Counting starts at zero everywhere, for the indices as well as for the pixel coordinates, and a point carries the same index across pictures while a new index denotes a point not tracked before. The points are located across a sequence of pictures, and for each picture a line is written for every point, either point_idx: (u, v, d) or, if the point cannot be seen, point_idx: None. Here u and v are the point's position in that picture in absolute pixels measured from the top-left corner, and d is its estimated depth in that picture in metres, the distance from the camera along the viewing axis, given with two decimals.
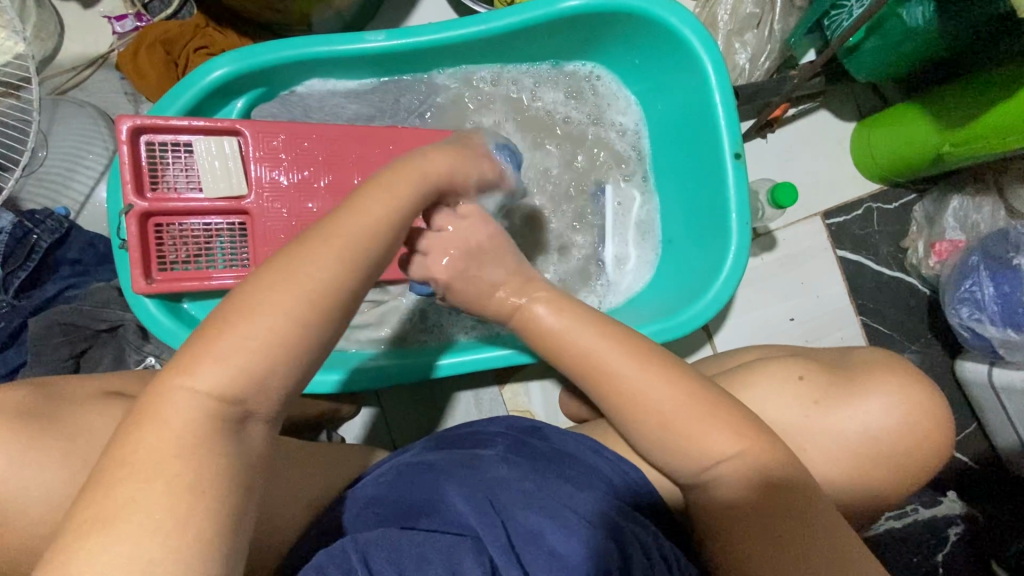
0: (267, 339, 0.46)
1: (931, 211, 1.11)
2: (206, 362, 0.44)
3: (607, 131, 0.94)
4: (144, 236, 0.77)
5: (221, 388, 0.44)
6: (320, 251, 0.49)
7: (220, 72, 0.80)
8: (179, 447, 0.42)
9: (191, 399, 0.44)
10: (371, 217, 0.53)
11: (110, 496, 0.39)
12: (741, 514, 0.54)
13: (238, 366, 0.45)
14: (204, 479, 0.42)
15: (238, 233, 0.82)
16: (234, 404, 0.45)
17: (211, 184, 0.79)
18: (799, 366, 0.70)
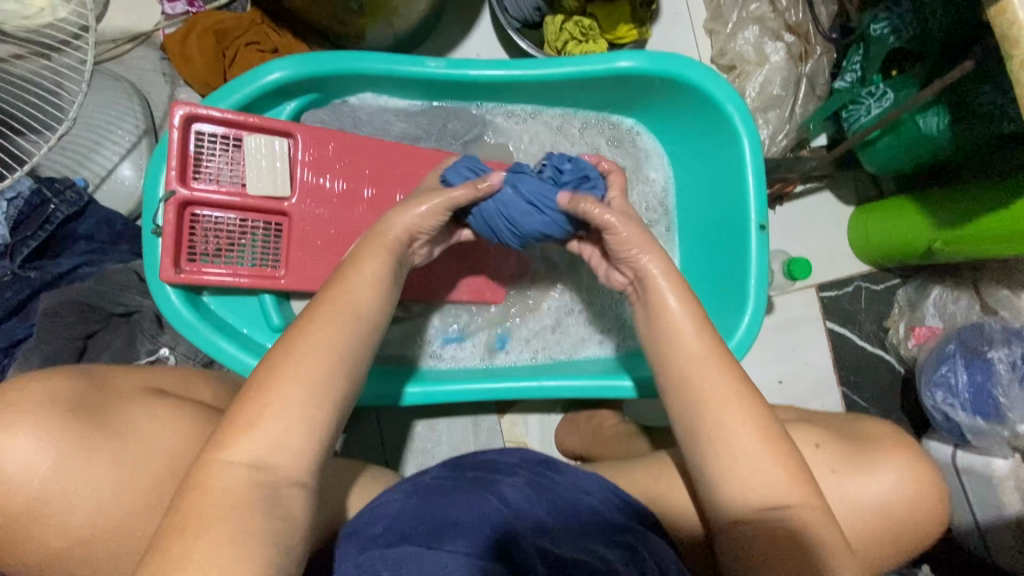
0: (293, 400, 0.52)
1: (912, 297, 1.20)
2: (239, 437, 0.50)
3: (638, 184, 1.00)
4: (179, 224, 0.76)
5: (255, 457, 0.50)
6: (323, 325, 0.57)
7: (279, 74, 0.81)
8: (231, 509, 0.47)
9: (230, 470, 0.49)
10: (364, 280, 0.62)
11: (181, 555, 0.45)
12: (761, 556, 0.57)
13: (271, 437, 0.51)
14: (252, 531, 0.47)
15: (272, 233, 0.81)
16: (266, 471, 0.50)
17: (255, 181, 0.79)
18: (816, 435, 0.74)
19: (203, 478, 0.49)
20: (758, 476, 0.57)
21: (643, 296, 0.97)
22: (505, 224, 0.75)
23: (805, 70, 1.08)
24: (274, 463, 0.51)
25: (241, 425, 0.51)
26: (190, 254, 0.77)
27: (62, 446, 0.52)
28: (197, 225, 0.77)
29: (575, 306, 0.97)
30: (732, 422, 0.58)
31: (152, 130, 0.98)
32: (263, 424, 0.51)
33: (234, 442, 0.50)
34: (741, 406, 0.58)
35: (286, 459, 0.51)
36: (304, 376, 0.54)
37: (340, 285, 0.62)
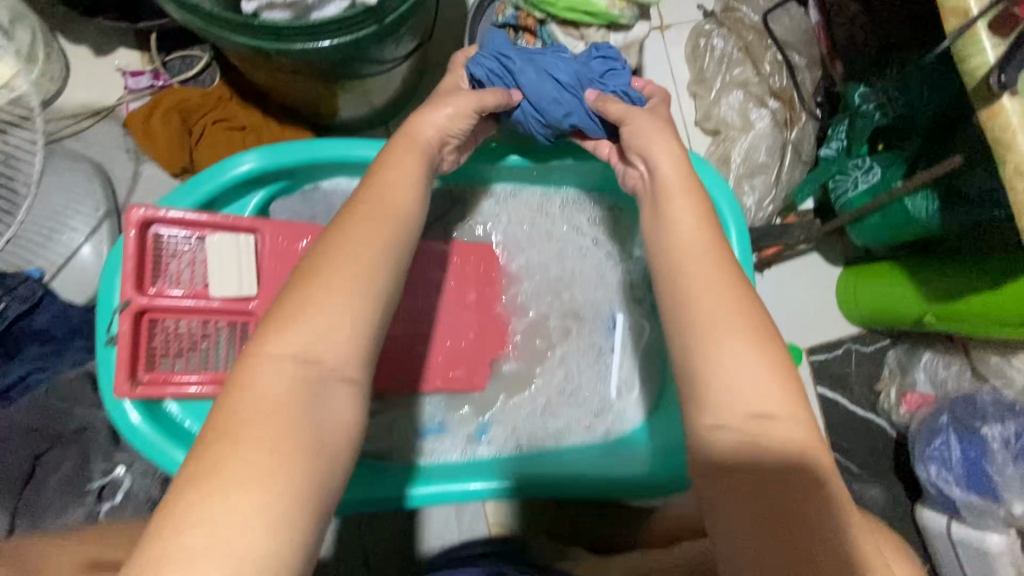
0: (338, 290, 0.48)
1: (903, 360, 1.18)
2: (283, 333, 0.45)
3: (622, 260, 0.96)
4: (137, 334, 0.71)
5: (298, 351, 0.45)
6: (360, 226, 0.52)
7: (246, 167, 0.78)
8: (265, 409, 0.42)
9: (274, 369, 0.44)
10: (391, 172, 0.59)
11: (216, 460, 0.39)
12: (729, 482, 0.46)
13: (313, 340, 0.46)
14: (288, 442, 0.41)
15: (238, 333, 0.77)
16: (312, 364, 0.45)
17: (218, 281, 0.75)
18: None
19: (247, 375, 0.44)
20: (745, 372, 0.48)
21: (628, 378, 0.95)
22: (532, 111, 0.73)
23: (790, 136, 1.06)
24: (320, 357, 0.46)
25: (287, 314, 0.46)
26: (149, 362, 0.73)
27: None
28: (158, 331, 0.73)
29: (559, 390, 0.94)
30: (728, 354, 0.48)
31: (115, 211, 0.94)
32: (311, 318, 0.47)
33: (282, 335, 0.46)
34: (745, 333, 0.49)
35: (332, 350, 0.46)
36: (343, 273, 0.49)
37: (381, 178, 0.58)
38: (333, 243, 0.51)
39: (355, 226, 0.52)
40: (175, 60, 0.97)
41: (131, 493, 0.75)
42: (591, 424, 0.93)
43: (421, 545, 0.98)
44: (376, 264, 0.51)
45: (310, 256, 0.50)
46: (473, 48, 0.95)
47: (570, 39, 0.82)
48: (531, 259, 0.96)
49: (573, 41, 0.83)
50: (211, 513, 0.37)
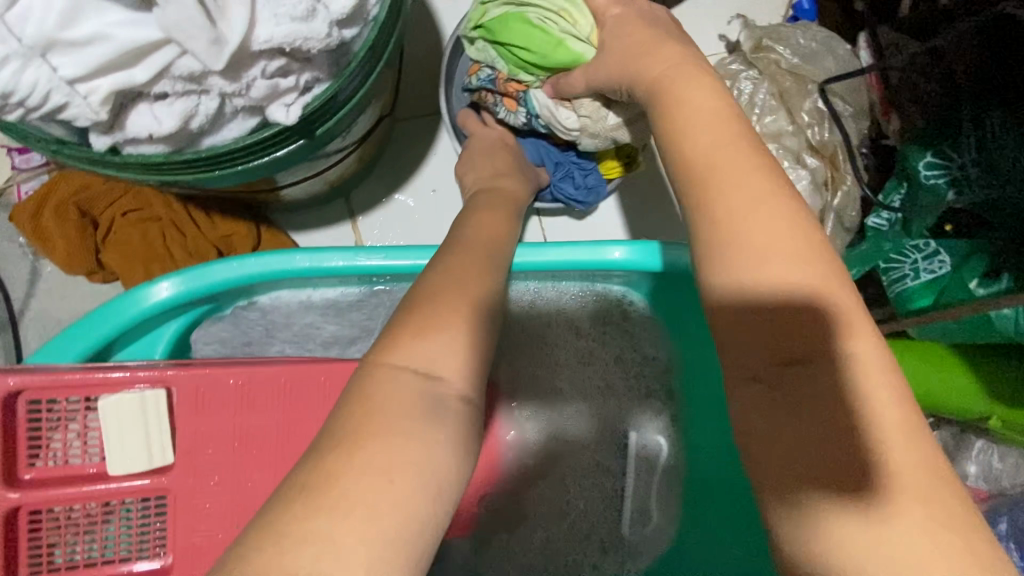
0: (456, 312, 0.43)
1: (951, 445, 1.03)
2: (414, 339, 0.40)
3: (633, 365, 0.79)
4: (13, 536, 0.55)
5: (428, 361, 0.39)
6: (466, 257, 0.51)
7: (158, 299, 0.61)
8: (403, 413, 0.36)
9: (400, 374, 0.38)
10: (493, 215, 0.60)
11: (327, 472, 0.32)
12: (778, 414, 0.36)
13: (443, 343, 0.40)
14: (415, 455, 0.34)
15: (149, 511, 0.60)
16: (436, 379, 0.39)
17: (116, 455, 0.57)
18: None
19: (375, 380, 0.38)
20: (807, 299, 0.37)
21: (642, 505, 0.80)
22: None
23: (833, 202, 0.87)
24: (444, 374, 0.39)
25: (411, 331, 0.41)
26: (35, 565, 0.56)
27: None
28: (45, 523, 0.57)
29: (563, 522, 0.78)
30: (811, 293, 0.37)
31: (11, 322, 0.77)
32: (432, 339, 0.40)
33: (407, 347, 0.39)
34: (800, 260, 0.38)
35: (456, 368, 0.40)
36: (445, 306, 0.43)
37: (476, 223, 0.57)
38: (436, 277, 0.47)
39: (458, 256, 0.50)
40: None
41: None
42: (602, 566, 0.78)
43: None
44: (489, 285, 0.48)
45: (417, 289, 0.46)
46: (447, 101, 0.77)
47: (558, 105, 0.65)
48: (524, 372, 0.78)
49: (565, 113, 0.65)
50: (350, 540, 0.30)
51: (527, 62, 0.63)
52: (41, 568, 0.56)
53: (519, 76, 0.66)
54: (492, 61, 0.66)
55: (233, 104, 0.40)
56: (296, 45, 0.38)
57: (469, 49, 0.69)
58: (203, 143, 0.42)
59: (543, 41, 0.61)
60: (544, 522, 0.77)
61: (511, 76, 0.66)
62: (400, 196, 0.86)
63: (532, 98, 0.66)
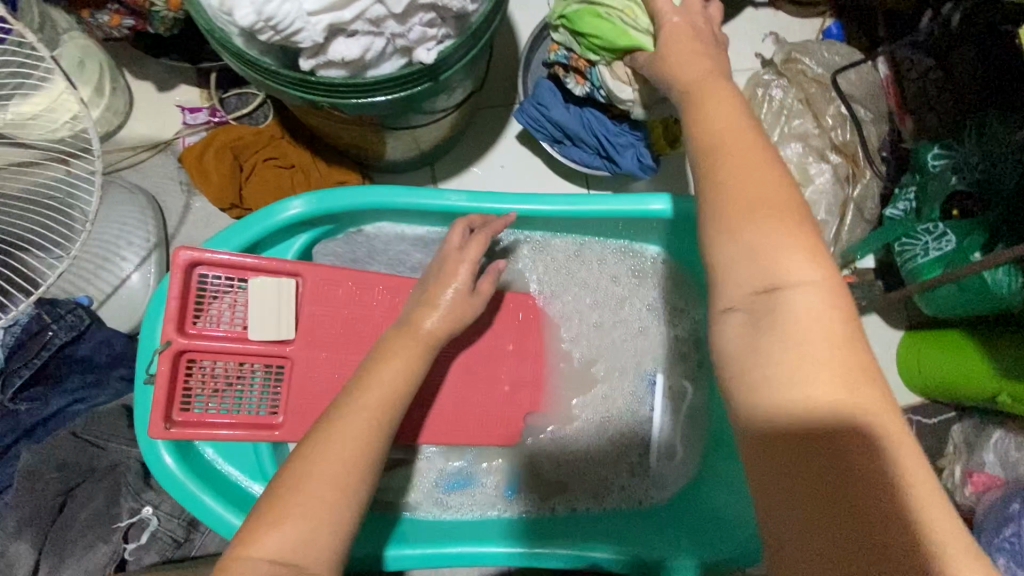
0: (323, 514, 0.53)
1: (970, 436, 1.08)
2: (271, 532, 0.51)
3: (667, 318, 0.91)
4: (175, 375, 0.71)
5: (281, 553, 0.50)
6: (353, 422, 0.59)
7: (292, 213, 0.78)
8: None
9: (254, 566, 0.50)
10: (408, 360, 0.66)
11: None
12: (763, 395, 0.45)
13: (296, 534, 0.51)
14: None
15: (273, 375, 0.76)
16: (289, 567, 0.50)
17: (257, 323, 0.74)
18: None
19: (238, 567, 0.50)
20: (769, 258, 0.47)
21: (668, 441, 0.90)
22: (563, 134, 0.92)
23: (853, 193, 0.99)
24: (298, 558, 0.51)
25: (270, 520, 0.52)
26: (184, 405, 0.72)
27: None
28: (196, 373, 0.73)
29: (598, 442, 0.89)
30: (788, 262, 0.46)
31: (164, 241, 0.96)
32: (285, 528, 0.51)
33: (263, 537, 0.51)
34: (774, 225, 0.47)
35: (309, 555, 0.51)
36: (301, 516, 0.52)
37: (381, 376, 0.63)
38: (318, 458, 0.55)
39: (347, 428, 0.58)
40: (232, 97, 0.99)
41: (158, 534, 0.71)
42: (628, 488, 0.89)
43: None
44: (371, 417, 0.58)
45: (293, 479, 0.54)
46: (526, 78, 0.95)
47: (618, 82, 0.80)
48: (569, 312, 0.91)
49: (621, 85, 0.80)
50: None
51: (596, 46, 0.78)
52: (189, 408, 0.72)
53: (589, 56, 0.80)
54: (569, 44, 0.82)
55: (394, 45, 0.59)
56: (445, 4, 0.57)
57: (553, 32, 0.85)
58: (369, 73, 0.60)
59: (609, 29, 0.74)
60: (579, 441, 0.89)
61: (582, 55, 0.81)
62: (475, 167, 1.03)
63: (597, 72, 0.82)
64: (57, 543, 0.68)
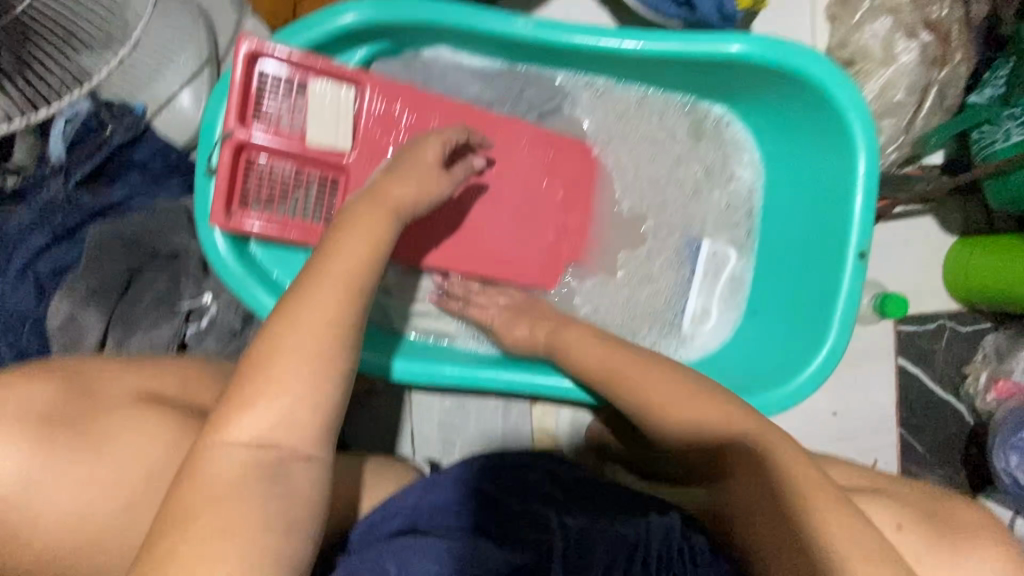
0: (301, 399, 0.50)
1: (1002, 345, 1.07)
2: (240, 417, 0.48)
3: (722, 181, 0.89)
4: (234, 169, 0.70)
5: (255, 437, 0.48)
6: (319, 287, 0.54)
7: (350, 19, 0.73)
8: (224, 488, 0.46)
9: (230, 449, 0.48)
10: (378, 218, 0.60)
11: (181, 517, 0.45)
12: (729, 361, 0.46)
13: (275, 417, 0.49)
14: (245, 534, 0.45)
15: (328, 185, 0.75)
16: (267, 447, 0.49)
17: (317, 128, 0.73)
18: (897, 514, 0.67)
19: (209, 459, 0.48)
20: None
21: (705, 305, 0.89)
22: None
23: (938, 76, 0.93)
24: (276, 438, 0.49)
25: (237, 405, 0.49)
26: (242, 202, 0.72)
27: (34, 464, 0.48)
28: (254, 170, 0.72)
29: (639, 295, 0.88)
30: None
31: (215, 59, 0.90)
32: (257, 413, 0.49)
33: (239, 423, 0.48)
34: None
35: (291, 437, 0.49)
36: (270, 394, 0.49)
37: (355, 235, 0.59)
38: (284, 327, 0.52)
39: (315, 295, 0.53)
40: None
41: (216, 321, 0.75)
42: (662, 345, 0.88)
43: (465, 437, 1.04)
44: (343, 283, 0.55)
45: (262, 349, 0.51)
46: None
47: None
48: (623, 165, 0.87)
49: None
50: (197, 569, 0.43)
51: None
52: (249, 207, 0.72)
53: None
54: None
55: None
56: None
57: None
58: None
59: None
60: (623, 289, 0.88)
61: None
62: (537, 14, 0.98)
63: None
64: (123, 319, 0.72)
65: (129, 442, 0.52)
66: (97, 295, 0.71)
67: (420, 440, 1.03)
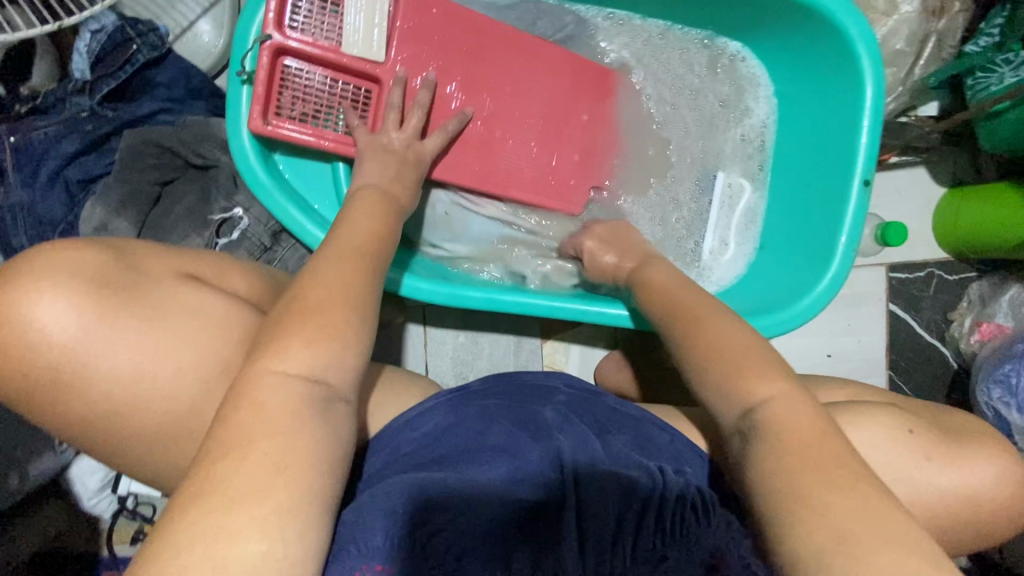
0: (334, 334, 0.47)
1: (986, 292, 1.13)
2: (296, 347, 0.45)
3: (736, 117, 0.92)
4: (271, 75, 0.71)
5: (309, 368, 0.45)
6: (335, 252, 0.53)
7: None
8: (283, 425, 0.42)
9: (281, 382, 0.44)
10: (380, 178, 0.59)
11: (223, 455, 0.41)
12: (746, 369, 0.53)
13: (326, 349, 0.46)
14: (287, 457, 0.42)
15: (361, 100, 0.76)
16: (319, 383, 0.45)
17: (352, 39, 0.73)
18: (909, 421, 0.68)
19: (256, 390, 0.44)
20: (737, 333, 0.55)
21: (722, 238, 0.93)
22: None
23: (937, 26, 0.97)
24: (328, 376, 0.46)
25: (287, 339, 0.46)
26: (277, 110, 0.73)
27: (88, 330, 0.50)
28: (289, 78, 0.73)
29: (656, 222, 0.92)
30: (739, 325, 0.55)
31: None
32: (319, 347, 0.46)
33: (291, 354, 0.45)
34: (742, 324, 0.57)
35: (337, 370, 0.46)
36: (318, 321, 0.46)
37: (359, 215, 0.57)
38: (323, 279, 0.50)
39: (343, 258, 0.52)
40: None
41: (246, 234, 0.76)
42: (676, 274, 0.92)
43: (477, 371, 1.06)
44: (369, 241, 0.55)
45: (300, 293, 0.49)
46: None
47: None
48: (643, 97, 0.90)
49: None
50: (261, 486, 0.40)
51: None
52: (283, 115, 0.73)
53: None
54: None
55: None
56: None
57: None
58: None
59: None
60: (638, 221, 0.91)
61: None
62: None
63: None
64: (154, 228, 0.73)
65: (183, 314, 0.54)
66: (129, 201, 0.71)
67: (433, 371, 1.05)
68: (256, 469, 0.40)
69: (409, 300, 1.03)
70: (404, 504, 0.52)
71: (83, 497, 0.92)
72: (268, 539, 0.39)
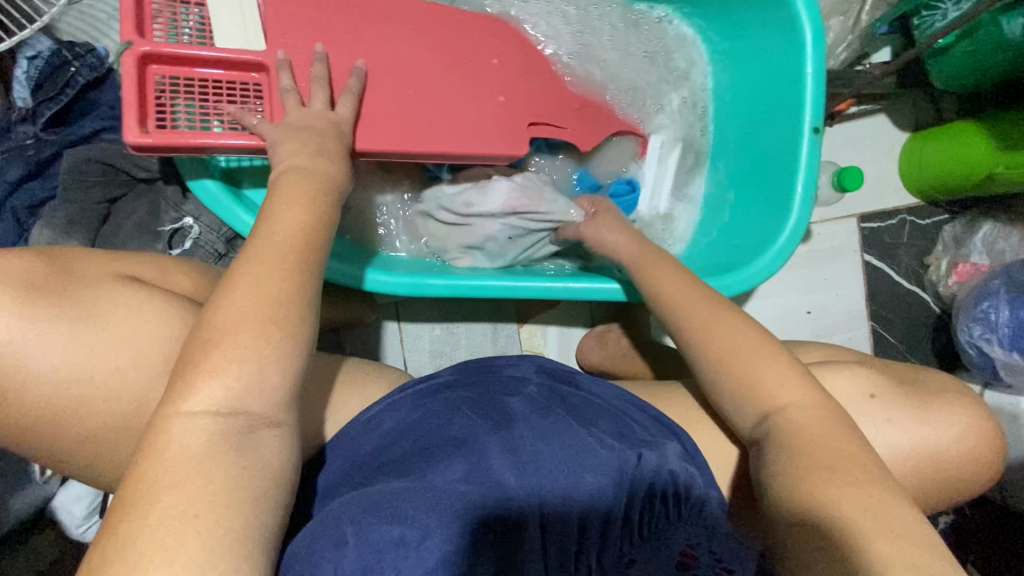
0: (254, 355, 0.45)
1: (960, 233, 1.12)
2: (202, 382, 0.44)
3: (672, 77, 0.92)
4: (143, 83, 0.64)
5: (219, 404, 0.44)
6: (263, 254, 0.50)
7: None
8: (200, 465, 0.42)
9: (190, 422, 0.43)
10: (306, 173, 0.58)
11: (144, 486, 0.41)
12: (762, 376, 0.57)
13: (238, 375, 0.45)
14: (198, 501, 0.41)
15: (254, 95, 0.68)
16: (237, 414, 0.45)
17: (224, 32, 0.67)
18: (871, 384, 0.67)
19: (168, 429, 0.43)
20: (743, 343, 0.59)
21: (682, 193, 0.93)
22: None
23: None
24: (246, 407, 0.45)
25: (198, 367, 0.45)
26: (160, 120, 0.64)
27: (26, 349, 0.50)
28: (166, 84, 0.65)
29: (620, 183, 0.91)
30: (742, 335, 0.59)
31: None
32: (229, 373, 0.45)
33: (197, 391, 0.44)
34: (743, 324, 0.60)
35: (257, 396, 0.45)
36: (233, 340, 0.45)
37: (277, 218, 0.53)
38: (241, 297, 0.47)
39: (267, 261, 0.49)
40: None
41: (199, 242, 0.76)
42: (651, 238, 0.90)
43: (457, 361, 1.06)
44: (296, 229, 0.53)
45: (210, 317, 0.47)
46: None
47: None
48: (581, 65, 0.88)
49: None
50: (172, 528, 0.40)
51: None
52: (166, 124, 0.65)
53: None
54: None
55: None
56: None
57: None
58: None
59: None
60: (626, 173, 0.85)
61: None
62: None
63: None
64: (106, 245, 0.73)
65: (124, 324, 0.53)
66: (78, 221, 0.72)
67: (412, 365, 1.04)
68: (173, 496, 0.41)
69: (380, 297, 1.02)
70: (351, 527, 0.51)
71: (72, 526, 0.90)
72: (195, 557, 0.40)
